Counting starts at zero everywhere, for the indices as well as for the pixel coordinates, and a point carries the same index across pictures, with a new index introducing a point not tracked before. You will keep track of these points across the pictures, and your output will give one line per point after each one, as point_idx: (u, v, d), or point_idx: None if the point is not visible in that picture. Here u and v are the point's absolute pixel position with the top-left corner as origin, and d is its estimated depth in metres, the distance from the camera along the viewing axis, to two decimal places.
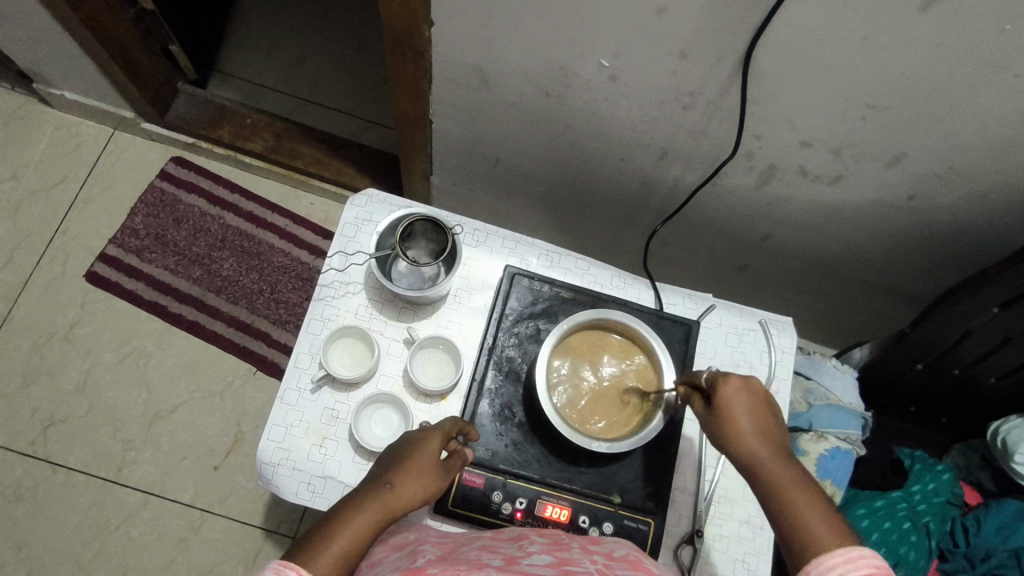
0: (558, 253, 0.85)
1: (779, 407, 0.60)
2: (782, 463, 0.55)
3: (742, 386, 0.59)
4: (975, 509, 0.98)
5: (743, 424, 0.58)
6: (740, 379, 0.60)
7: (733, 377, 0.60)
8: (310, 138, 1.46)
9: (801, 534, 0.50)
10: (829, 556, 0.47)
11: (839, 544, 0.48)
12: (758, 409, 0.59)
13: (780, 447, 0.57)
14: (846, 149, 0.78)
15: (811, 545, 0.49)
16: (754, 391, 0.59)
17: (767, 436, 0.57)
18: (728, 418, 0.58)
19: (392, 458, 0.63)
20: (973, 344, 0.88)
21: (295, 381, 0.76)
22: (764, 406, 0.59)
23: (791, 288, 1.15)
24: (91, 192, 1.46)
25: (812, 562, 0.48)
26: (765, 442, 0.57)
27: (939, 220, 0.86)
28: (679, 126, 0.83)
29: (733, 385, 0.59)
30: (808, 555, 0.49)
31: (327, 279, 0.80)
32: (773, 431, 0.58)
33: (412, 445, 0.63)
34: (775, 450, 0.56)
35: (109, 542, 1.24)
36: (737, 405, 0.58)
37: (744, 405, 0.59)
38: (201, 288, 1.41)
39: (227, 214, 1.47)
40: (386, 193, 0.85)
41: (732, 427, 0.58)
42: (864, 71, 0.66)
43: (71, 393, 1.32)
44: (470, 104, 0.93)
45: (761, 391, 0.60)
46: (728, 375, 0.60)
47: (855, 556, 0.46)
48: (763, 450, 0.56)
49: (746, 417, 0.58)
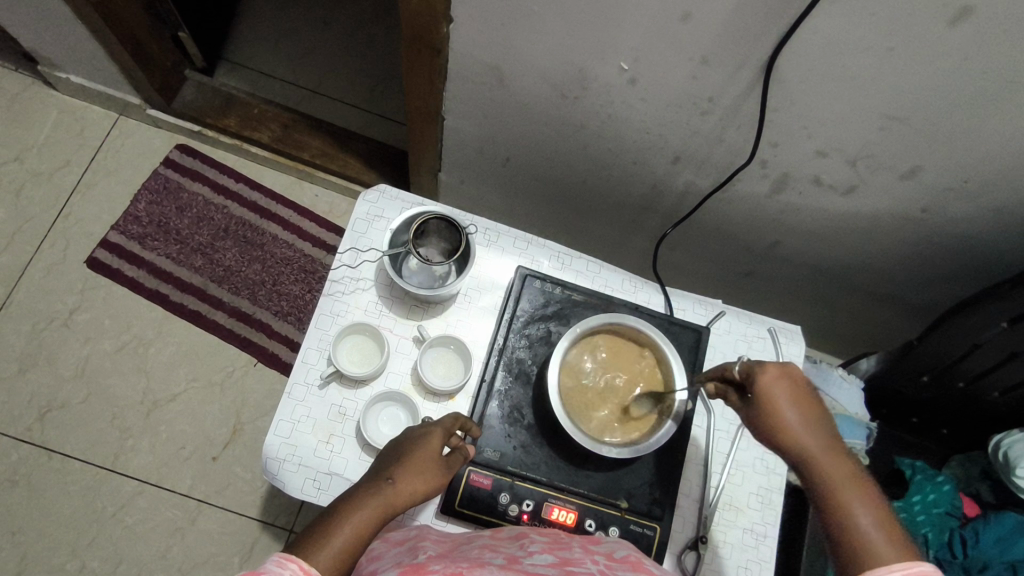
0: (569, 255, 0.85)
1: (820, 394, 0.60)
2: (831, 461, 0.56)
3: (782, 376, 0.59)
4: (974, 521, 0.97)
5: (788, 418, 0.57)
6: (779, 367, 0.59)
7: (773, 369, 0.59)
8: (316, 130, 1.45)
9: (853, 536, 0.51)
10: (884, 565, 0.48)
11: (896, 554, 0.49)
12: (801, 398, 0.58)
13: (827, 441, 0.57)
14: (862, 159, 0.78)
15: (864, 553, 0.50)
16: (795, 380, 0.59)
17: (811, 426, 0.57)
18: (770, 410, 0.58)
19: (393, 452, 0.63)
20: (980, 358, 0.88)
21: (303, 377, 0.75)
22: (807, 397, 0.58)
23: (796, 295, 1.15)
24: (93, 177, 1.45)
25: (865, 571, 0.48)
26: (812, 435, 0.57)
27: (951, 233, 0.87)
28: (696, 131, 0.83)
29: (773, 377, 0.59)
30: (861, 562, 0.49)
31: (337, 275, 0.79)
32: (820, 424, 0.57)
33: (413, 441, 0.63)
34: (823, 444, 0.56)
35: (104, 530, 1.23)
36: (780, 398, 0.58)
37: (787, 397, 0.58)
38: (203, 277, 1.40)
39: (231, 204, 1.46)
40: (399, 189, 0.85)
41: (774, 419, 0.58)
42: (888, 82, 0.66)
43: (70, 379, 1.31)
44: (485, 102, 0.92)
45: (802, 380, 0.59)
46: (766, 366, 0.59)
47: (913, 570, 0.47)
48: (809, 445, 0.56)
49: (791, 410, 0.57)
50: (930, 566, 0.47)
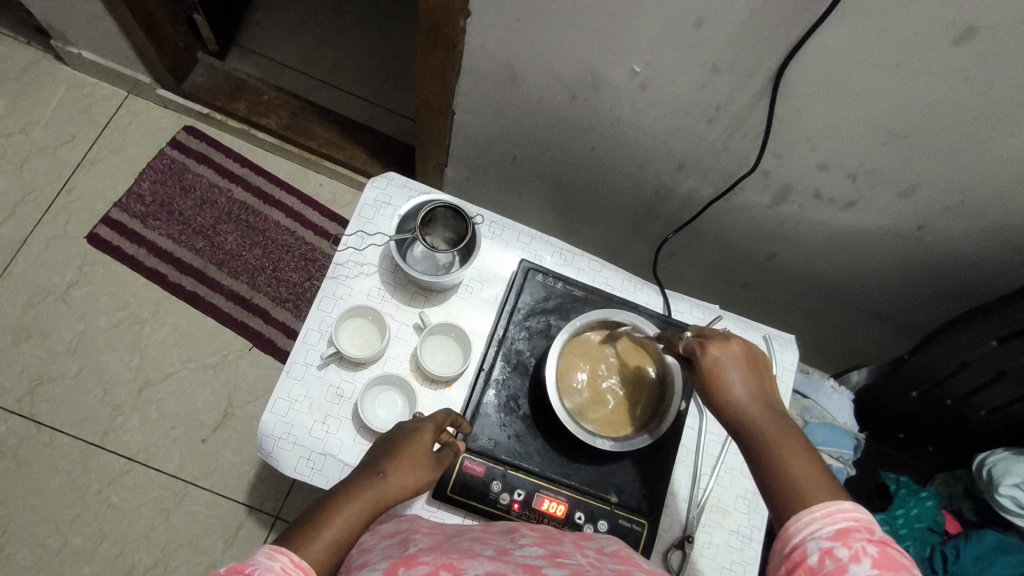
0: (571, 252, 0.86)
1: (762, 358, 0.61)
2: (769, 422, 0.56)
3: (723, 349, 0.60)
4: (955, 538, 0.99)
5: (730, 386, 0.58)
6: (720, 341, 0.60)
7: (713, 342, 0.60)
8: (324, 120, 1.46)
9: (788, 491, 0.52)
10: (809, 511, 0.49)
11: (821, 499, 0.50)
12: (742, 368, 0.59)
13: (767, 405, 0.58)
14: (863, 174, 0.80)
15: (793, 503, 0.50)
16: (735, 352, 0.60)
17: (753, 393, 0.58)
18: (711, 382, 0.59)
19: (385, 446, 0.63)
20: (968, 376, 0.90)
21: (303, 356, 0.76)
22: (749, 365, 0.60)
23: (791, 308, 1.17)
24: (99, 154, 1.45)
25: (793, 518, 0.49)
26: (754, 402, 0.58)
27: (945, 252, 0.88)
28: (701, 138, 0.84)
29: (716, 350, 0.60)
30: (792, 511, 0.50)
31: (343, 258, 0.80)
32: (760, 391, 0.58)
33: (404, 436, 0.64)
34: (762, 409, 0.57)
35: (88, 507, 1.22)
36: (722, 369, 0.59)
37: (729, 368, 0.59)
38: (203, 260, 1.40)
39: (235, 188, 1.47)
40: (407, 178, 0.86)
41: (717, 389, 0.59)
42: (892, 99, 0.68)
43: (63, 353, 1.31)
44: (496, 99, 0.93)
45: (743, 350, 0.60)
46: (709, 340, 0.61)
47: (834, 511, 0.48)
48: (751, 413, 0.57)
49: (734, 380, 0.59)
50: (852, 507, 0.48)
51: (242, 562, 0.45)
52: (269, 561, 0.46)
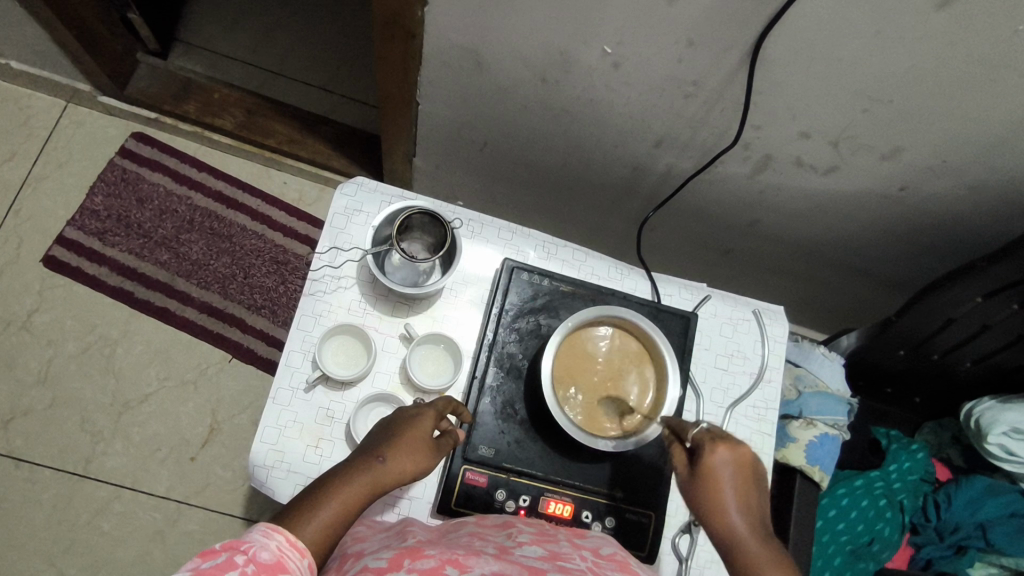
0: (554, 244, 0.84)
1: (764, 473, 0.61)
2: (758, 544, 0.56)
3: (729, 456, 0.59)
4: (946, 485, 1.04)
5: (724, 492, 0.58)
6: (729, 446, 0.60)
7: (722, 445, 0.60)
8: (281, 114, 1.39)
9: None
10: None
11: None
12: (742, 479, 0.59)
13: (759, 527, 0.58)
14: (844, 141, 0.78)
15: None
16: (742, 461, 0.60)
17: (747, 510, 0.58)
18: (709, 486, 0.59)
19: (385, 431, 0.65)
20: (954, 332, 0.91)
21: (288, 380, 0.73)
22: (748, 476, 0.60)
23: (774, 273, 1.17)
24: (44, 170, 1.37)
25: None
26: (746, 520, 0.58)
27: (926, 210, 0.88)
28: (678, 114, 0.82)
29: (720, 456, 0.59)
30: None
31: (318, 273, 0.76)
32: (754, 509, 0.58)
33: (405, 422, 0.65)
34: (752, 528, 0.57)
35: (80, 538, 1.19)
36: (722, 477, 0.59)
37: (729, 478, 0.59)
38: (169, 273, 1.34)
39: (194, 194, 1.40)
40: (376, 181, 0.82)
41: (713, 494, 0.59)
42: (873, 67, 0.66)
43: (33, 383, 1.25)
44: (462, 86, 0.89)
45: (750, 462, 0.60)
46: (719, 440, 0.60)
47: None
48: (741, 529, 0.57)
49: (731, 491, 0.58)
50: None
51: (240, 538, 0.48)
52: (265, 540, 0.49)
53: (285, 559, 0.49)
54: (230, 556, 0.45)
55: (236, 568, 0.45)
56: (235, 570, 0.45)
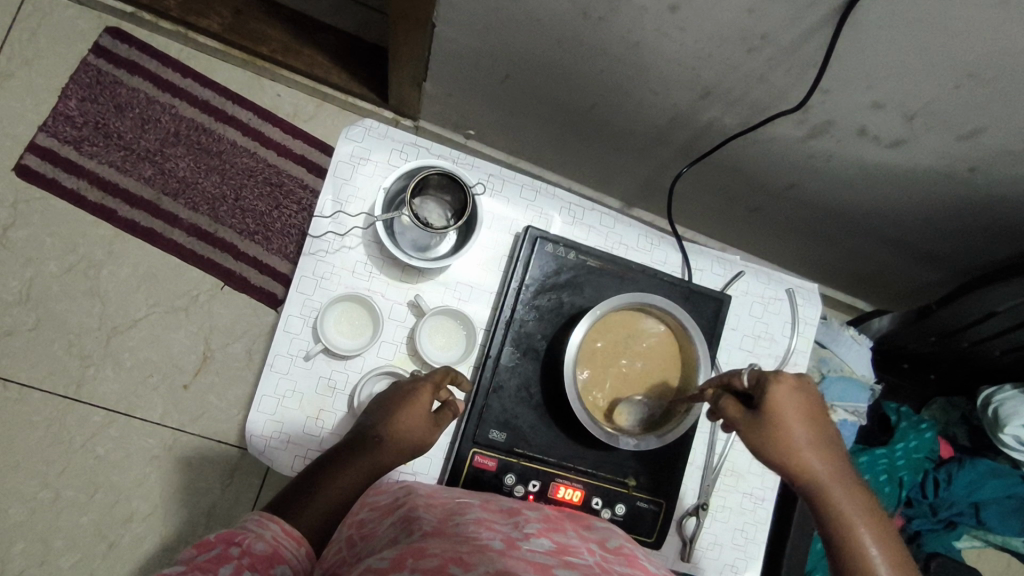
0: (581, 207, 0.76)
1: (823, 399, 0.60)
2: (834, 478, 0.57)
3: (792, 392, 0.58)
4: (948, 463, 1.02)
5: (796, 436, 0.57)
6: (792, 381, 0.58)
7: (786, 381, 0.58)
8: (274, 18, 1.24)
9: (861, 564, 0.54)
10: None
11: None
12: (808, 412, 0.58)
13: (831, 455, 0.58)
14: (922, 115, 0.69)
15: None
16: (803, 393, 0.58)
17: (816, 443, 0.58)
18: (779, 428, 0.57)
19: (377, 411, 0.62)
20: (995, 323, 0.87)
21: (286, 347, 0.67)
22: (813, 410, 0.59)
23: (803, 236, 1.10)
24: (9, 67, 1.23)
25: None
26: (819, 452, 0.58)
27: (989, 192, 0.80)
28: (736, 68, 0.71)
29: (784, 394, 0.57)
30: None
31: (319, 231, 0.69)
32: (824, 441, 0.58)
33: (401, 399, 0.62)
34: (825, 459, 0.58)
35: (74, 460, 1.17)
36: (790, 416, 0.57)
37: (796, 414, 0.57)
38: (155, 190, 1.25)
39: (179, 102, 1.27)
40: (387, 125, 0.72)
41: (783, 435, 0.57)
42: (981, 39, 0.56)
43: (15, 302, 1.19)
44: (486, 12, 0.76)
45: (810, 393, 0.59)
46: (781, 377, 0.58)
47: None
48: (818, 466, 0.57)
49: (799, 427, 0.57)
50: None
51: (234, 530, 0.49)
52: (261, 530, 0.50)
53: (280, 548, 0.50)
54: (224, 548, 0.46)
55: (229, 559, 0.45)
56: (228, 562, 0.45)
